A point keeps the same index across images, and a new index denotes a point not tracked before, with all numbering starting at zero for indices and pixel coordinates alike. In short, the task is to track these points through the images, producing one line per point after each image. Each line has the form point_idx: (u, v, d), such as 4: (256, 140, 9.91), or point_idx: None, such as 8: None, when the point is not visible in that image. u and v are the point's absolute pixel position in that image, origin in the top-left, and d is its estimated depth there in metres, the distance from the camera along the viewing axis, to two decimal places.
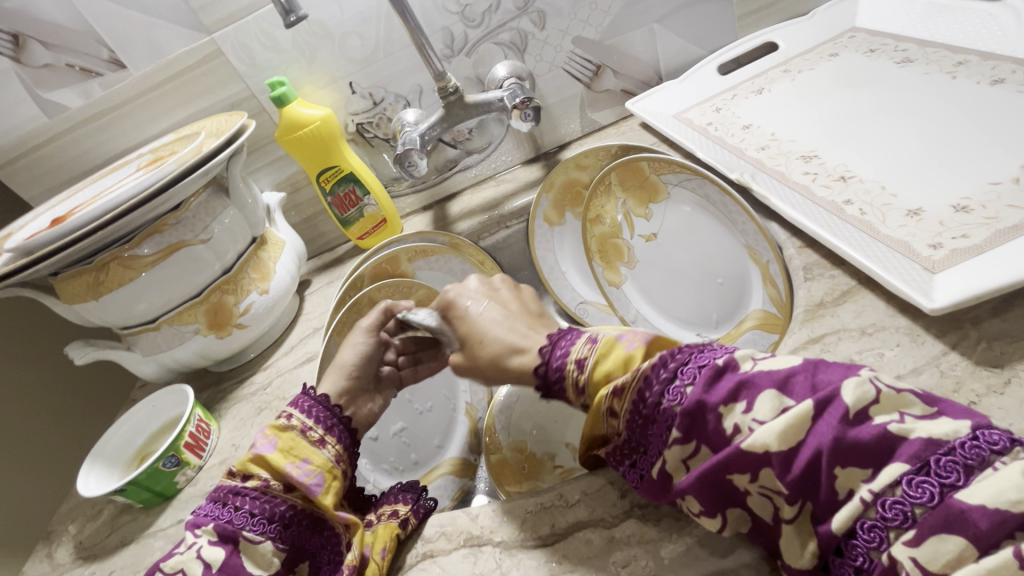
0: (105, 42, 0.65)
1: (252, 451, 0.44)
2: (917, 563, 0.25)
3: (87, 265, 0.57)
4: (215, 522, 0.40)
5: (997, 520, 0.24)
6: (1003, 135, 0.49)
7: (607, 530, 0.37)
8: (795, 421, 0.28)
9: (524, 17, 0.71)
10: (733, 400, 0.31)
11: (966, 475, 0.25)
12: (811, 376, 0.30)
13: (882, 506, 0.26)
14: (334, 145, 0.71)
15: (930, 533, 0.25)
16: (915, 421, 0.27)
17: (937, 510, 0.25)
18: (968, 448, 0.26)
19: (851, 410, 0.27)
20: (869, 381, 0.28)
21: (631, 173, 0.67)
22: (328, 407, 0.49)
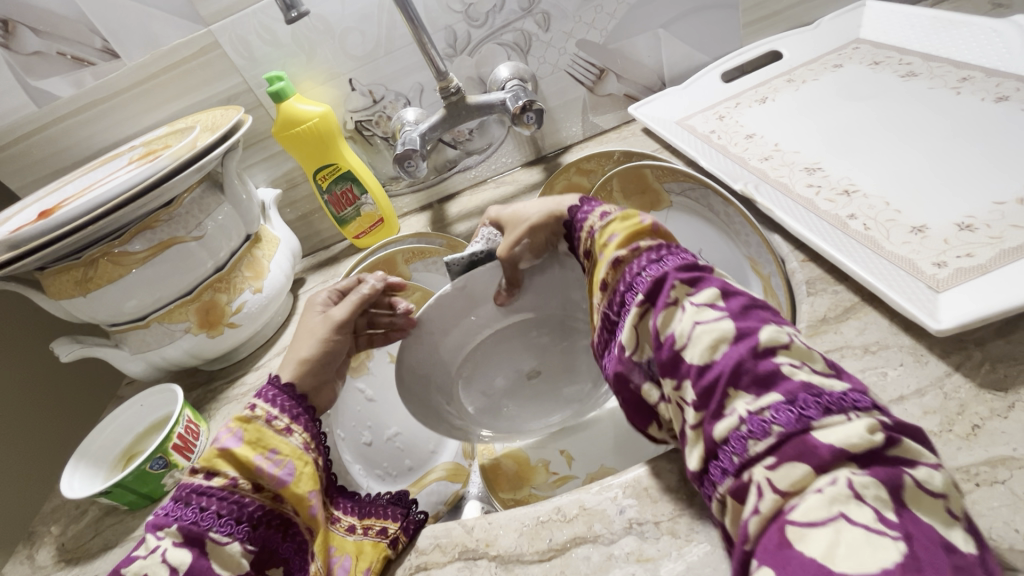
0: (99, 30, 0.63)
1: (217, 448, 0.41)
2: (769, 482, 0.27)
3: (75, 261, 0.56)
4: (178, 523, 0.38)
5: (839, 452, 0.26)
6: (1007, 155, 0.49)
7: (606, 546, 0.36)
8: (717, 336, 0.31)
9: (529, 17, 0.70)
10: (687, 285, 0.35)
11: (824, 414, 0.27)
12: (750, 303, 0.33)
13: (749, 420, 0.29)
14: (331, 143, 0.70)
15: (784, 459, 0.27)
16: (809, 372, 0.29)
17: (790, 435, 0.27)
18: (835, 397, 0.28)
19: (762, 342, 0.30)
20: (787, 332, 0.31)
21: (632, 181, 0.64)
22: (291, 395, 0.47)
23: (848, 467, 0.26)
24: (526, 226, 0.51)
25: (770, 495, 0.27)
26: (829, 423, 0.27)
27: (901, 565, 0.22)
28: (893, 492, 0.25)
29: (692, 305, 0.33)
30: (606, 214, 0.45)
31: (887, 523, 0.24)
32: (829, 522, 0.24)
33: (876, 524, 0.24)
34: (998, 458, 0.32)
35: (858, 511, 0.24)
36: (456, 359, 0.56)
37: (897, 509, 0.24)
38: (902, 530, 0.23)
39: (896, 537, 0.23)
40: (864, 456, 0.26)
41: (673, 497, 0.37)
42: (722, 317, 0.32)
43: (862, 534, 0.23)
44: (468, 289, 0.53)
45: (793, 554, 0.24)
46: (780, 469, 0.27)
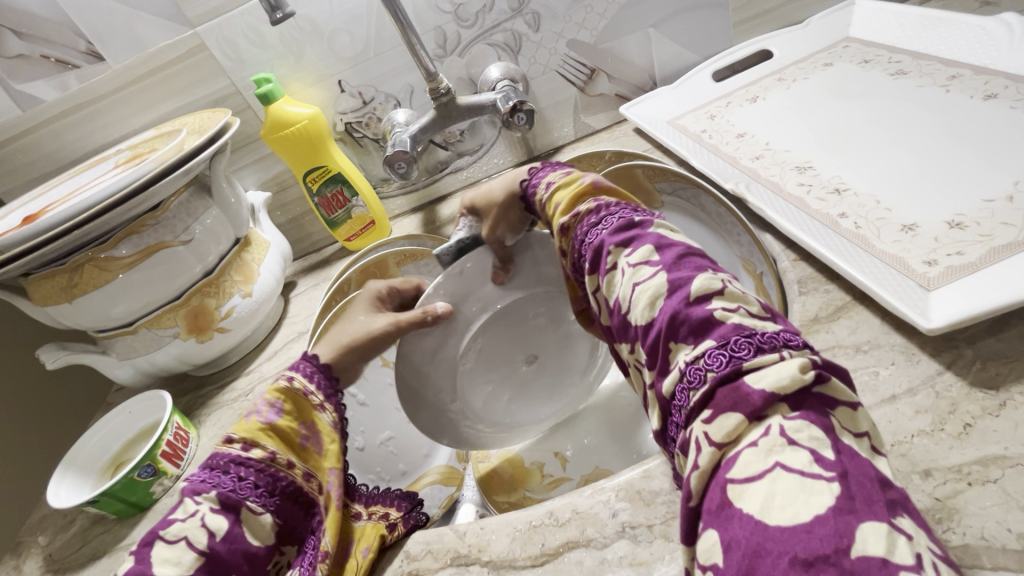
0: (83, 33, 0.62)
1: (257, 420, 0.42)
2: (705, 435, 0.27)
3: (60, 266, 0.55)
4: (217, 490, 0.39)
5: (771, 397, 0.25)
6: (995, 151, 0.49)
7: (598, 551, 0.36)
8: (652, 294, 0.31)
9: (519, 18, 0.70)
10: (622, 246, 0.34)
11: (755, 354, 0.27)
12: (685, 252, 0.32)
13: (688, 370, 0.29)
14: (321, 145, 0.69)
15: (718, 410, 0.27)
16: (744, 314, 0.29)
17: (723, 382, 0.27)
18: (765, 336, 0.28)
19: (693, 292, 0.30)
20: (721, 278, 0.30)
21: (624, 178, 0.63)
22: (323, 371, 0.47)
23: (779, 411, 0.25)
24: (494, 199, 0.51)
25: (707, 448, 0.26)
26: (761, 364, 0.27)
27: (835, 509, 0.22)
28: (826, 434, 0.24)
29: (628, 267, 0.33)
30: (551, 183, 0.45)
31: (823, 465, 0.23)
32: (767, 473, 0.24)
33: (812, 467, 0.23)
34: (990, 457, 0.32)
35: (792, 456, 0.24)
36: (460, 357, 0.54)
37: (834, 449, 0.24)
38: (838, 470, 0.23)
39: (830, 478, 0.23)
40: (796, 395, 0.26)
41: (665, 499, 0.37)
42: (657, 272, 0.32)
43: (798, 480, 0.23)
44: (465, 274, 0.51)
45: (734, 513, 0.24)
46: (715, 421, 0.27)
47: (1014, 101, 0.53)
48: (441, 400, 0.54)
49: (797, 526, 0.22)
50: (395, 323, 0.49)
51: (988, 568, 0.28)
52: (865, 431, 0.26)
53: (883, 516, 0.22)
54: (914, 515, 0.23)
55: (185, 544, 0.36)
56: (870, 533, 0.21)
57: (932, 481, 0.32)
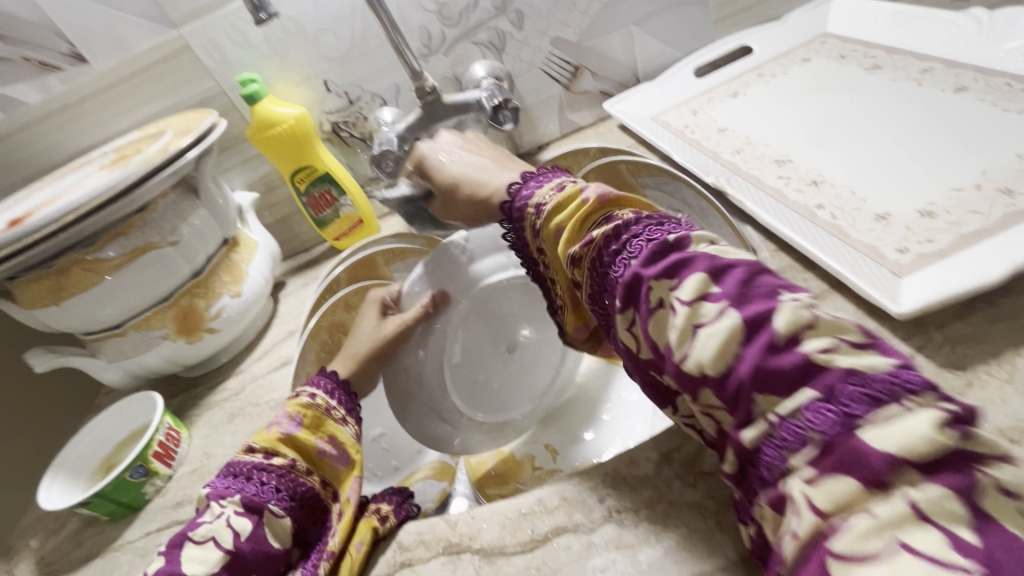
0: (65, 35, 0.62)
1: (277, 431, 0.45)
2: (810, 502, 0.24)
3: (46, 269, 0.55)
4: (240, 494, 0.41)
5: (898, 463, 0.22)
6: (966, 142, 0.51)
7: (586, 535, 0.37)
8: (722, 341, 0.27)
9: (503, 16, 0.70)
10: (672, 278, 0.30)
11: (870, 409, 0.23)
12: (751, 277, 0.28)
13: (782, 427, 0.25)
14: (308, 145, 0.69)
15: (824, 473, 0.24)
16: (841, 349, 0.25)
17: (829, 443, 0.24)
18: (883, 382, 0.23)
19: (778, 332, 0.25)
20: (805, 306, 0.26)
21: (609, 175, 0.66)
22: (345, 389, 0.52)
23: (909, 480, 0.22)
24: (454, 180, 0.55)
25: (810, 516, 0.24)
26: (880, 420, 0.23)
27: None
28: (965, 509, 0.21)
29: (683, 305, 0.29)
30: (544, 199, 0.43)
31: (964, 553, 0.20)
32: (887, 554, 0.21)
33: (946, 555, 0.20)
34: None
35: (922, 538, 0.21)
36: (447, 352, 0.60)
37: (973, 529, 0.20)
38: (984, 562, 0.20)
39: (971, 571, 0.19)
40: (938, 461, 0.21)
41: (650, 484, 0.38)
42: (723, 309, 0.27)
43: (929, 569, 0.20)
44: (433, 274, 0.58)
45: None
46: (822, 484, 0.24)
47: (984, 94, 0.55)
48: (433, 394, 0.60)
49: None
50: (405, 323, 0.57)
51: None
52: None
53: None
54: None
55: (213, 544, 0.38)
56: None
57: None
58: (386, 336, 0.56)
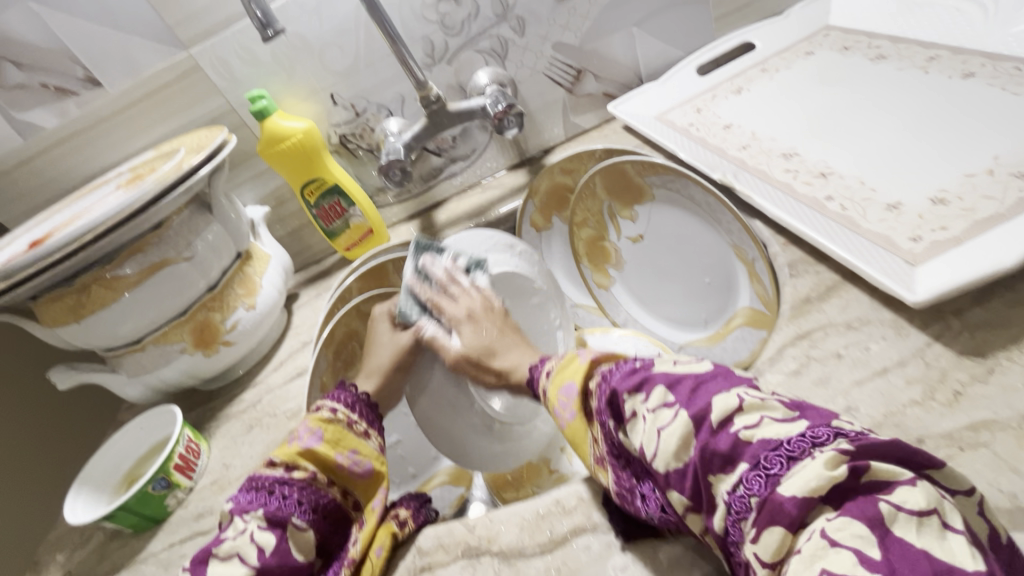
0: (80, 60, 0.64)
1: (298, 444, 0.45)
2: (759, 559, 0.27)
3: (67, 287, 0.56)
4: (264, 508, 0.40)
5: (804, 502, 0.26)
6: (974, 129, 0.50)
7: (604, 536, 0.37)
8: (680, 437, 0.31)
9: (504, 23, 0.71)
10: (636, 391, 0.34)
11: (788, 467, 0.27)
12: (698, 383, 0.32)
13: (731, 501, 0.29)
14: (316, 158, 0.71)
15: (762, 529, 0.27)
16: (769, 426, 0.29)
17: (767, 502, 0.27)
18: (793, 442, 0.28)
19: (714, 419, 0.30)
20: (738, 393, 0.30)
21: (616, 176, 0.67)
22: (363, 399, 0.51)
23: (822, 513, 0.26)
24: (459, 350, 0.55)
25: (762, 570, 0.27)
26: (793, 473, 0.27)
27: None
28: (870, 527, 0.25)
29: (648, 413, 0.33)
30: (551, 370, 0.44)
31: (869, 566, 0.24)
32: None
33: (857, 569, 0.24)
34: (980, 422, 0.34)
35: (836, 560, 0.24)
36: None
37: (879, 545, 0.24)
38: (884, 568, 0.23)
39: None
40: (832, 495, 0.26)
41: None
42: (677, 413, 0.31)
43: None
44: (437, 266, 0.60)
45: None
46: (760, 540, 0.27)
47: (992, 79, 0.55)
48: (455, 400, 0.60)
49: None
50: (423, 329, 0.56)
51: None
52: (925, 508, 0.25)
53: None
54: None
55: (237, 561, 0.38)
56: None
57: (926, 449, 0.34)
58: (407, 346, 0.56)
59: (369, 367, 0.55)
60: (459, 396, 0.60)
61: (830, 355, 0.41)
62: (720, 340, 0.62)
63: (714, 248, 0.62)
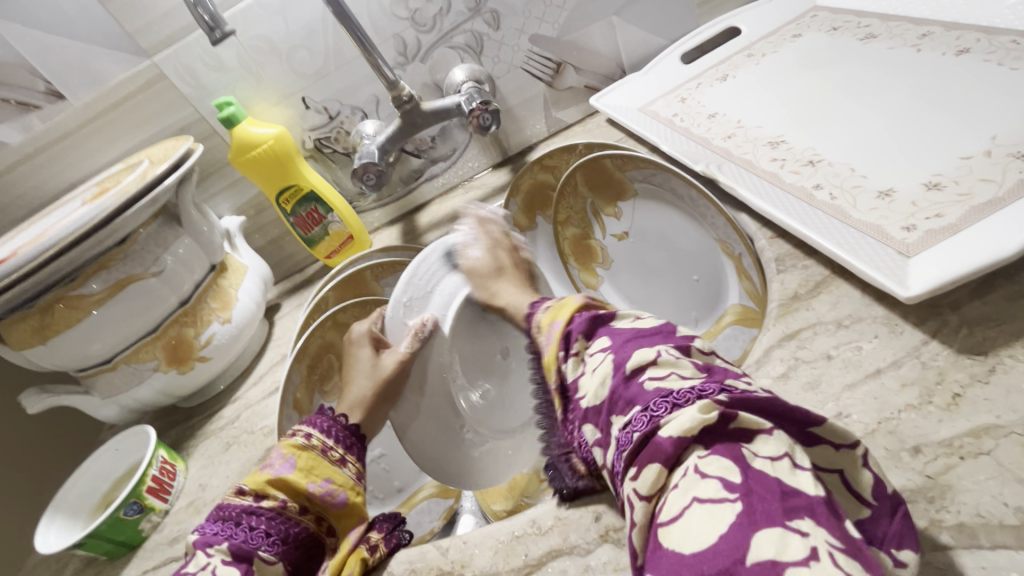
0: (40, 73, 0.61)
1: (269, 472, 0.43)
2: (637, 490, 0.28)
3: (30, 308, 0.54)
4: (229, 541, 0.38)
5: (678, 440, 0.28)
6: (969, 108, 0.47)
7: (582, 558, 0.35)
8: (598, 378, 0.34)
9: (477, 18, 0.69)
10: (586, 337, 0.37)
11: (672, 411, 0.29)
12: (633, 337, 0.34)
13: (621, 436, 0.31)
14: (290, 164, 0.68)
15: (642, 465, 0.29)
16: (675, 379, 0.30)
17: (648, 437, 0.29)
18: (683, 393, 0.29)
19: (628, 367, 0.32)
20: (657, 348, 0.32)
21: (596, 172, 0.65)
22: (341, 424, 0.49)
23: (694, 451, 0.27)
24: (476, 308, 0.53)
25: (639, 504, 0.28)
26: (674, 415, 0.29)
27: (737, 524, 0.24)
28: (735, 461, 0.26)
29: (586, 354, 0.36)
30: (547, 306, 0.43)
31: (729, 488, 0.25)
32: (686, 511, 0.26)
33: (718, 494, 0.25)
34: (981, 428, 0.31)
35: (705, 488, 0.26)
36: (449, 371, 0.58)
37: (741, 472, 0.25)
38: (741, 490, 0.25)
39: (734, 500, 0.25)
40: (704, 435, 0.27)
41: None
42: (605, 357, 0.34)
43: (709, 509, 0.25)
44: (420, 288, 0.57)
45: (664, 554, 0.25)
46: (640, 475, 0.29)
47: (987, 55, 0.52)
48: (447, 422, 0.58)
49: (705, 550, 0.24)
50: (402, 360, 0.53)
51: (986, 547, 0.28)
52: (782, 453, 0.26)
53: (777, 519, 0.23)
54: (821, 516, 0.24)
55: None
56: (764, 540, 0.23)
57: (922, 458, 0.31)
58: (387, 375, 0.53)
59: (350, 395, 0.52)
60: (451, 416, 0.58)
61: (820, 357, 0.38)
62: (713, 338, 0.60)
63: (702, 245, 0.60)
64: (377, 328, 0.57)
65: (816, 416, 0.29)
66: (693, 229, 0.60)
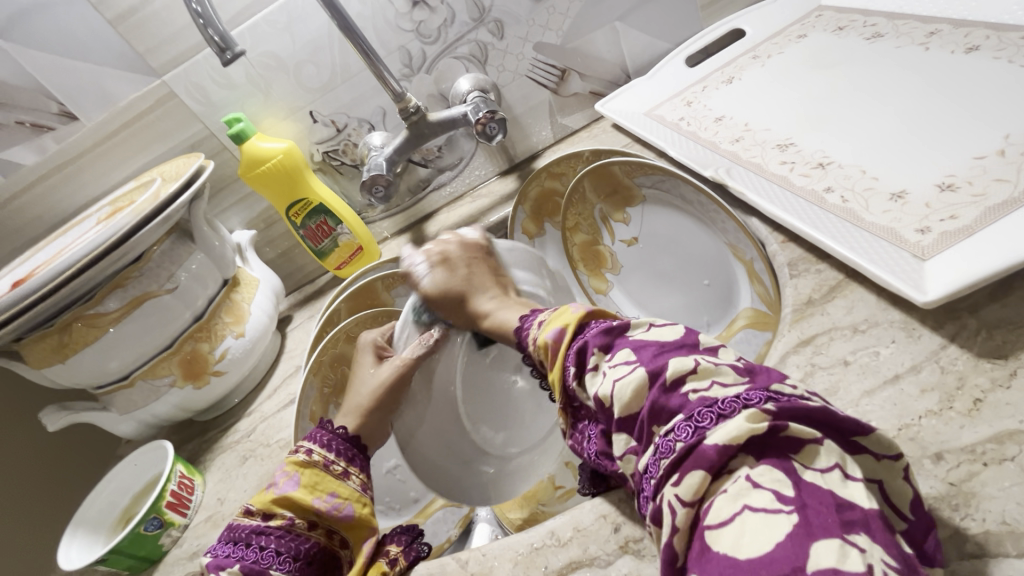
0: (54, 95, 0.62)
1: (274, 491, 0.43)
2: (679, 498, 0.28)
3: (48, 328, 0.54)
4: (240, 563, 0.39)
5: (724, 449, 0.27)
6: (982, 107, 0.47)
7: (602, 569, 0.35)
8: (634, 389, 0.32)
9: (482, 28, 0.69)
10: (604, 350, 0.35)
11: (717, 422, 0.28)
12: (662, 347, 0.33)
13: (660, 442, 0.30)
14: (298, 178, 0.69)
15: (684, 472, 0.28)
16: (717, 388, 0.30)
17: (693, 449, 0.28)
18: (727, 402, 0.29)
19: (667, 377, 0.31)
20: (694, 356, 0.32)
21: (604, 179, 0.65)
22: (342, 437, 0.49)
23: (745, 461, 0.27)
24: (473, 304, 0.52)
25: (681, 510, 0.28)
26: (719, 426, 0.28)
27: (793, 534, 0.24)
28: (787, 473, 0.26)
29: (609, 368, 0.34)
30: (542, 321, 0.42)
31: (783, 501, 0.25)
32: (736, 516, 0.26)
33: (773, 504, 0.25)
34: (1005, 433, 0.31)
35: (758, 497, 0.26)
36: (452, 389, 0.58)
37: (794, 485, 0.25)
38: (795, 503, 0.25)
39: (790, 512, 0.25)
40: (752, 444, 0.27)
41: None
42: (635, 367, 0.33)
43: (762, 518, 0.25)
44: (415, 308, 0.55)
45: (712, 556, 0.25)
46: (683, 482, 0.28)
47: (998, 51, 0.51)
48: (449, 425, 0.58)
49: (760, 556, 0.24)
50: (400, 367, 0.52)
51: (1014, 556, 0.27)
52: (833, 464, 0.26)
53: (835, 532, 0.24)
54: (875, 531, 0.24)
55: None
56: (822, 550, 0.23)
57: (945, 464, 0.31)
58: (385, 380, 0.52)
59: (350, 401, 0.53)
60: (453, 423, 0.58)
61: (836, 363, 0.38)
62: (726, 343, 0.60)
63: (710, 249, 0.60)
64: (384, 340, 0.58)
65: (863, 425, 0.28)
66: (700, 232, 0.60)
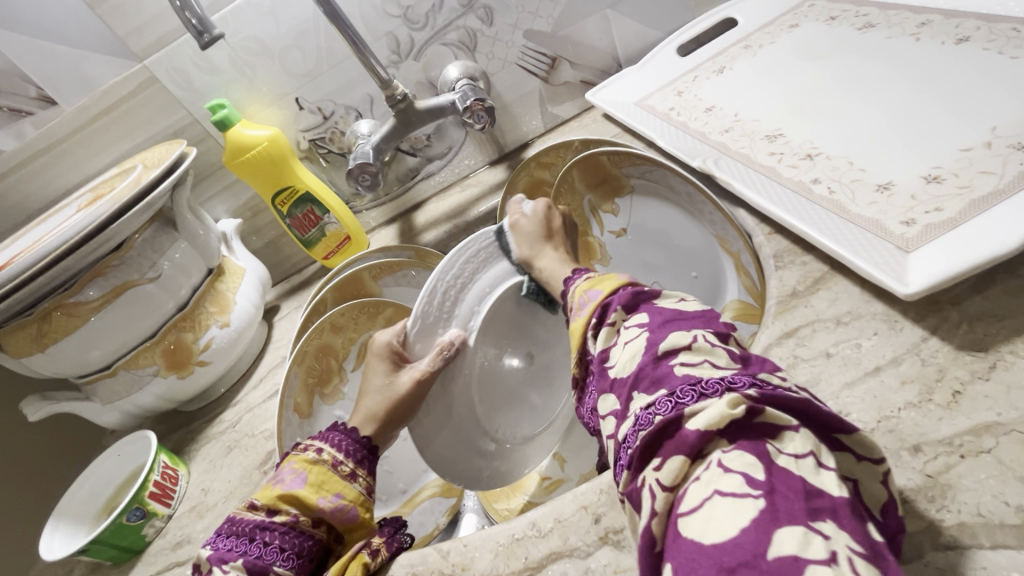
0: (31, 79, 0.61)
1: (281, 487, 0.43)
2: (657, 481, 0.27)
3: (27, 317, 0.54)
4: (244, 558, 0.39)
5: (704, 433, 0.27)
6: (967, 98, 0.47)
7: (581, 560, 0.35)
8: (633, 350, 0.33)
9: (470, 14, 0.68)
10: (626, 310, 0.36)
11: (698, 401, 0.28)
12: (670, 319, 0.33)
13: (641, 415, 0.30)
14: (284, 165, 0.68)
15: (665, 454, 0.28)
16: (707, 367, 0.30)
17: (672, 423, 0.28)
18: (712, 383, 0.29)
19: (661, 348, 0.31)
20: (692, 334, 0.32)
21: (594, 169, 0.64)
22: (353, 437, 0.48)
23: (718, 445, 0.27)
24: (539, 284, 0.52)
25: (660, 493, 0.27)
26: (700, 406, 0.28)
27: (759, 519, 0.23)
28: (760, 458, 0.25)
29: (625, 329, 0.35)
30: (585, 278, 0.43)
31: (752, 485, 0.24)
32: (706, 502, 0.25)
33: (742, 489, 0.24)
34: (982, 426, 0.31)
35: (727, 482, 0.25)
36: (467, 390, 0.56)
37: (764, 469, 0.25)
38: (764, 488, 0.24)
39: (758, 496, 0.24)
40: (730, 428, 0.27)
41: None
42: (642, 332, 0.33)
43: (731, 504, 0.24)
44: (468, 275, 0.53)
45: (683, 542, 0.25)
46: (663, 465, 0.28)
47: (988, 43, 0.51)
48: (462, 426, 0.56)
49: (725, 541, 0.23)
50: (419, 379, 0.50)
51: (986, 548, 0.27)
52: (807, 451, 0.26)
53: (800, 519, 0.23)
54: (843, 518, 0.23)
55: None
56: (788, 537, 0.22)
57: (923, 457, 0.31)
58: (403, 393, 0.50)
59: (365, 409, 0.51)
60: (468, 422, 0.57)
61: (818, 355, 0.38)
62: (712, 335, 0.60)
63: (700, 240, 0.59)
64: (399, 341, 0.53)
65: (846, 424, 0.28)
66: (691, 221, 0.59)
